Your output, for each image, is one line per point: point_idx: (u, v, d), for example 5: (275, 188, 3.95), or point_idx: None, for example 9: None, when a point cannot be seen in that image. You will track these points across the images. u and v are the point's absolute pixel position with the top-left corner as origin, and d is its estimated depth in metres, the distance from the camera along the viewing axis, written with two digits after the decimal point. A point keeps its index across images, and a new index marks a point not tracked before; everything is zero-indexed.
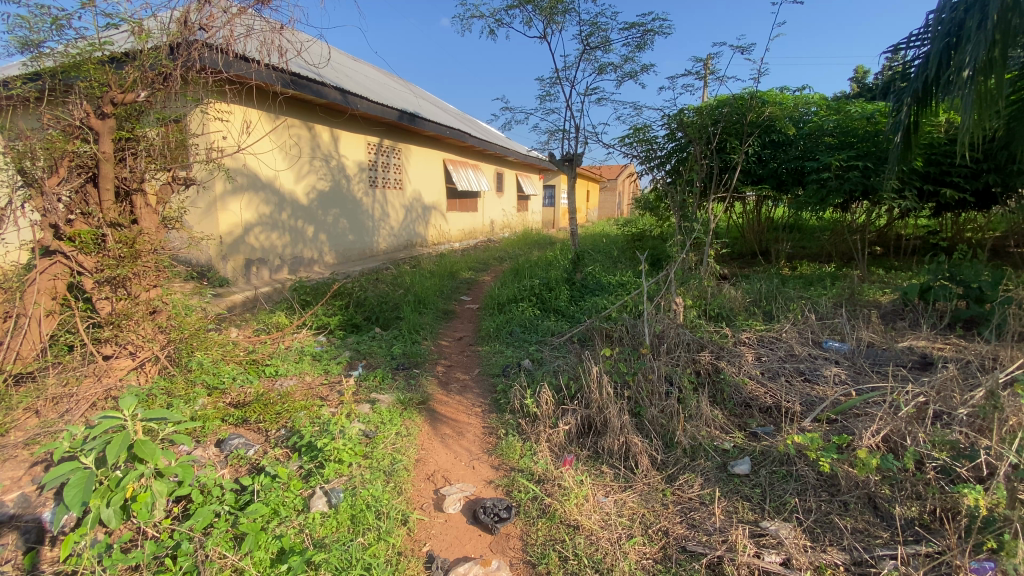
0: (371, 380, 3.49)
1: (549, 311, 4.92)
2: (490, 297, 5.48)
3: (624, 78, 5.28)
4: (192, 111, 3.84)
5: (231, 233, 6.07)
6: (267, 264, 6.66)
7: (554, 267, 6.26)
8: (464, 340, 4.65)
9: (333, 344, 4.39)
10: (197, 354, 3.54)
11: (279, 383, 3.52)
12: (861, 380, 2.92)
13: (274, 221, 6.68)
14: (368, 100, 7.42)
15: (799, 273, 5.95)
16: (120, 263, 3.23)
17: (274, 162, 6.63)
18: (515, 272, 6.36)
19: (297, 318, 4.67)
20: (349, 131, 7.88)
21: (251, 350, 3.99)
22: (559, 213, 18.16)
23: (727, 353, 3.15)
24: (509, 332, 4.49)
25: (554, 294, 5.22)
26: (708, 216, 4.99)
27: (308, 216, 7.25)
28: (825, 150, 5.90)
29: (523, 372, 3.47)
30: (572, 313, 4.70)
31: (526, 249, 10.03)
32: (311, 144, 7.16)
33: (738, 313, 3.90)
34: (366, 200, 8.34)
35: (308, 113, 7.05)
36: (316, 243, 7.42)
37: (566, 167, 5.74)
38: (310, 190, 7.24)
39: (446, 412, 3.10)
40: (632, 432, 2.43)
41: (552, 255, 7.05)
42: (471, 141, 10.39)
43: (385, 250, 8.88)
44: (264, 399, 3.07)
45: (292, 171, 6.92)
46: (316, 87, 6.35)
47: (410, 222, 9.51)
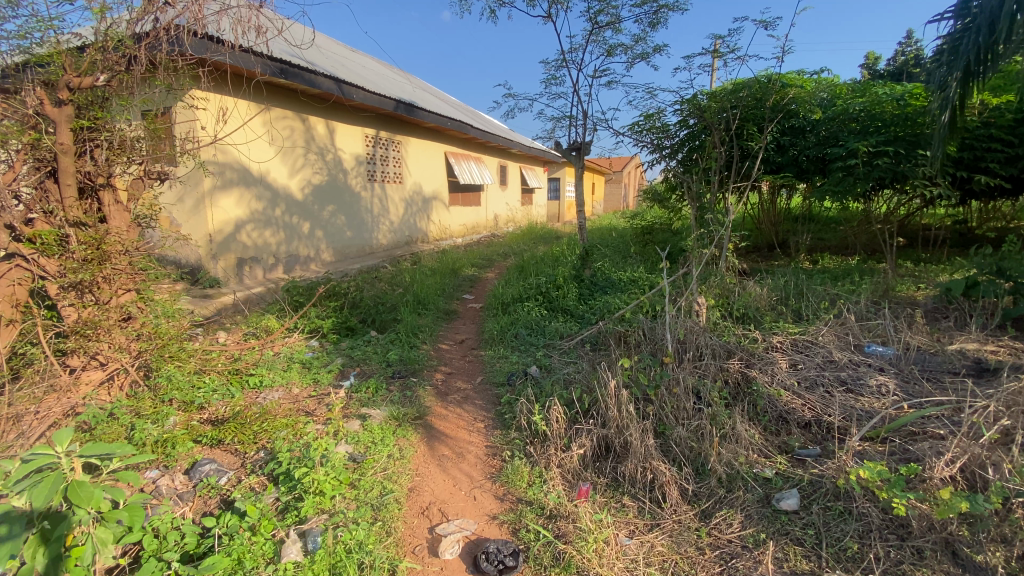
0: (364, 392, 3.18)
1: (557, 310, 4.59)
2: (493, 296, 5.17)
3: (636, 59, 4.88)
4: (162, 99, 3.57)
5: (221, 230, 5.81)
6: (261, 263, 6.37)
7: (562, 261, 5.91)
8: (466, 343, 4.32)
9: (325, 350, 4.09)
10: (167, 366, 3.22)
11: (264, 396, 3.23)
12: (912, 391, 2.60)
13: (266, 217, 6.38)
14: (365, 90, 7.12)
15: (823, 267, 5.60)
16: (84, 266, 2.93)
17: (265, 155, 6.32)
18: (520, 268, 6.02)
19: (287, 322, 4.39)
20: (346, 123, 7.55)
21: (235, 357, 3.70)
22: (565, 206, 17.70)
23: (758, 361, 2.84)
24: (514, 333, 4.17)
25: (562, 291, 4.89)
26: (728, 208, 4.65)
27: (303, 212, 6.94)
28: (850, 136, 5.52)
29: (530, 382, 3.15)
30: (583, 315, 4.38)
31: (531, 243, 9.70)
32: (305, 136, 6.85)
33: (766, 313, 3.56)
34: (364, 194, 7.99)
35: (302, 103, 6.75)
36: (312, 240, 7.09)
37: (573, 157, 5.38)
38: (305, 184, 6.92)
39: (444, 429, 2.79)
40: (658, 459, 2.11)
41: (559, 249, 6.71)
42: (473, 132, 10.06)
43: (385, 246, 8.54)
44: (243, 419, 2.76)
45: (285, 165, 6.61)
46: (307, 77, 6.15)
47: (411, 216, 9.18)
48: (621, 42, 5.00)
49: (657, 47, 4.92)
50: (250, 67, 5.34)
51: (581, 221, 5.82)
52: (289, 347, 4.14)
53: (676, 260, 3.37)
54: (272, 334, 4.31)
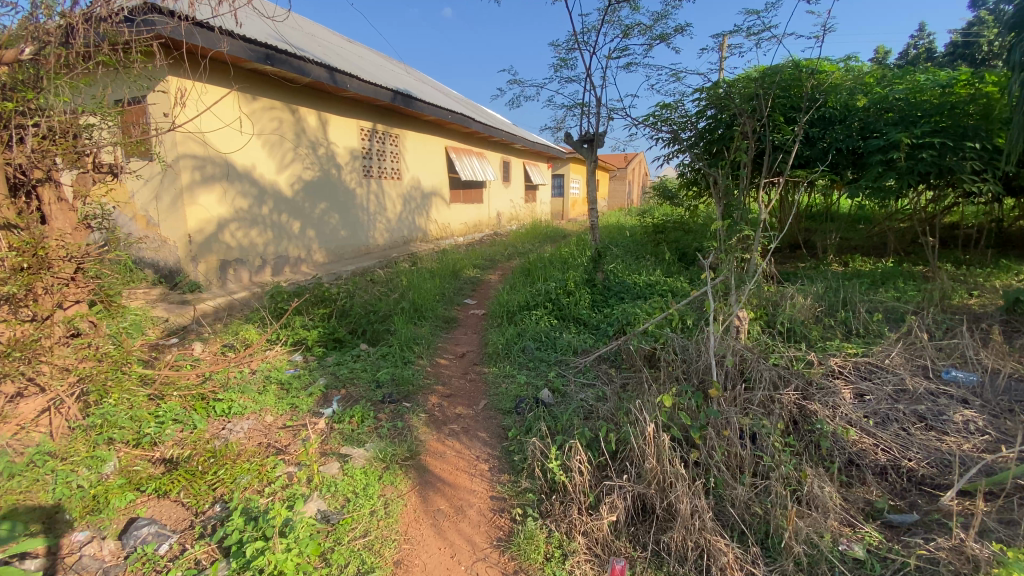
0: (348, 422, 2.71)
1: (568, 320, 4.12)
2: (497, 303, 4.70)
3: (657, 40, 4.40)
4: (107, 81, 3.15)
5: (202, 230, 5.36)
6: (246, 265, 5.89)
7: (572, 263, 5.44)
8: (467, 357, 3.85)
9: (309, 366, 3.63)
10: (109, 400, 2.71)
11: (231, 427, 2.78)
12: (1012, 435, 2.13)
13: (252, 215, 5.91)
14: (360, 79, 6.66)
15: (858, 270, 5.10)
16: (13, 275, 2.42)
17: (250, 147, 5.84)
18: (526, 271, 5.53)
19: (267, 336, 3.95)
20: (341, 114, 7.07)
21: (203, 378, 3.25)
22: (569, 204, 17.15)
23: (818, 391, 2.38)
24: (522, 347, 3.70)
25: (574, 298, 4.42)
26: (760, 206, 4.17)
27: (293, 210, 6.45)
28: (889, 126, 5.03)
29: (542, 412, 2.68)
30: (599, 326, 3.91)
31: (537, 243, 9.22)
32: (295, 128, 6.37)
33: (814, 328, 3.08)
34: (360, 190, 7.49)
35: (291, 93, 6.28)
36: (303, 240, 6.60)
37: (585, 149, 4.89)
38: (295, 179, 6.43)
39: (441, 472, 2.33)
40: (715, 532, 1.67)
41: (569, 250, 6.23)
42: (475, 125, 9.58)
43: (381, 246, 8.05)
44: (197, 465, 2.31)
45: (273, 158, 6.13)
46: (296, 63, 5.68)
47: (409, 214, 8.69)
48: (640, 21, 4.51)
49: (680, 27, 4.43)
50: (222, 46, 4.83)
51: (593, 221, 5.31)
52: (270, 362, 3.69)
53: (712, 268, 2.89)
54: (250, 349, 3.85)
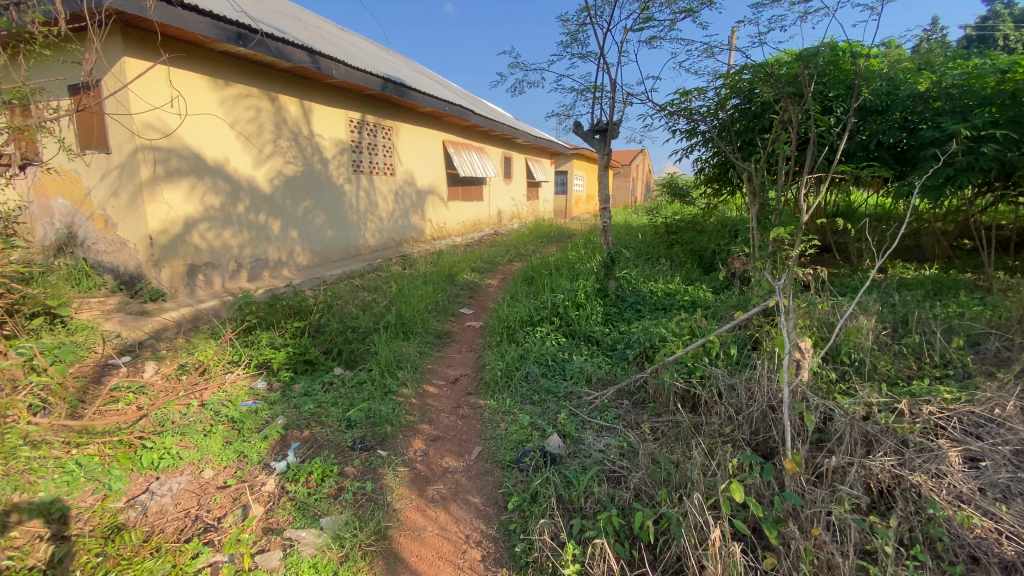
0: (304, 483, 2.14)
1: (579, 338, 3.54)
2: (496, 316, 4.11)
3: (682, 12, 3.78)
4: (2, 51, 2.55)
5: (165, 231, 4.75)
6: (219, 270, 5.27)
7: (580, 268, 4.85)
8: (461, 383, 3.26)
9: (272, 397, 3.04)
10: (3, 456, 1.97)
11: (161, 486, 2.21)
12: None
13: (226, 214, 5.29)
14: (347, 65, 6.06)
15: (906, 280, 4.52)
16: None
17: (222, 138, 5.22)
18: (529, 278, 4.94)
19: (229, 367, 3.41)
20: (326, 104, 6.48)
21: (138, 421, 2.69)
22: (572, 201, 16.49)
23: (919, 456, 1.82)
24: (525, 373, 3.11)
25: (584, 312, 3.82)
26: (802, 205, 3.57)
27: (273, 209, 5.82)
28: (942, 116, 4.43)
29: (552, 470, 2.11)
30: (616, 350, 3.31)
31: (540, 244, 8.61)
32: (275, 119, 5.77)
33: (887, 359, 2.50)
34: (348, 187, 6.88)
35: (270, 79, 5.69)
36: (285, 242, 5.98)
37: (597, 141, 4.28)
38: (275, 175, 5.81)
39: (418, 564, 1.76)
40: None
41: (576, 253, 5.63)
42: (474, 117, 8.99)
43: (372, 247, 7.45)
44: (74, 570, 1.67)
45: (249, 151, 5.51)
46: (273, 45, 5.11)
47: (403, 212, 8.09)
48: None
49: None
50: (180, 23, 4.25)
51: (606, 222, 4.52)
52: (215, 394, 3.10)
53: (779, 284, 2.33)
54: (208, 377, 3.30)
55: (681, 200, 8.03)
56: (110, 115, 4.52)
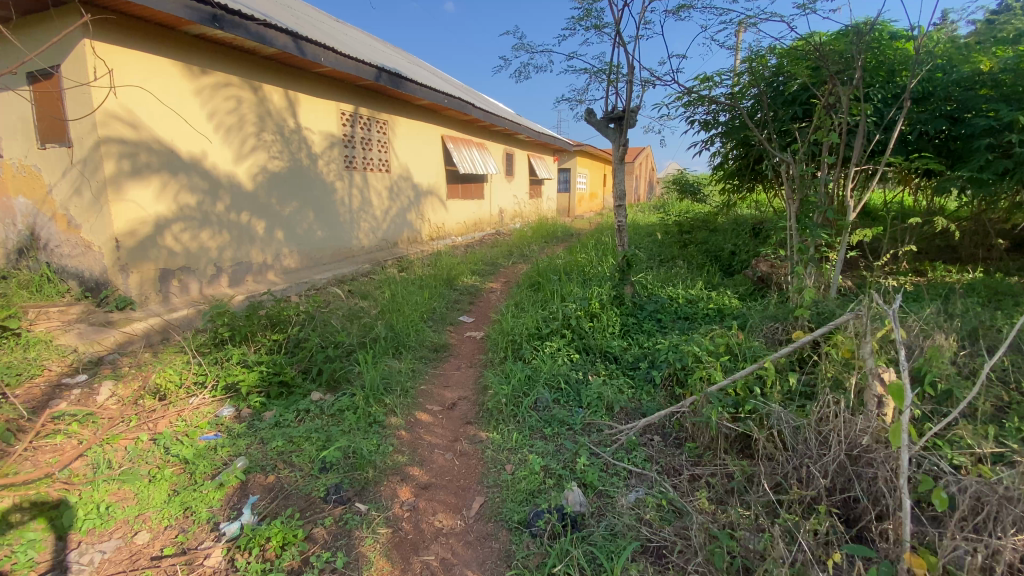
0: (259, 556, 1.70)
1: (595, 355, 3.08)
2: (498, 329, 3.65)
3: None
4: None
5: (134, 232, 4.28)
6: (196, 275, 4.80)
7: (592, 271, 4.39)
8: (459, 409, 2.81)
9: (237, 429, 2.60)
10: None
11: (82, 557, 1.76)
12: None
13: (203, 214, 4.82)
14: (336, 52, 5.60)
15: (954, 285, 4.06)
16: None
17: (198, 131, 4.76)
18: (535, 282, 4.47)
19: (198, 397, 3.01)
20: (315, 95, 6.02)
21: (73, 467, 2.25)
22: (576, 199, 16.02)
23: None
24: (533, 399, 2.65)
25: (600, 323, 3.34)
26: (849, 203, 3.13)
27: (257, 208, 5.35)
28: (997, 102, 3.96)
29: (573, 542, 1.67)
30: (639, 371, 2.85)
31: (544, 245, 8.16)
32: (257, 110, 5.30)
33: (978, 390, 2.04)
34: (339, 185, 6.43)
35: (252, 67, 5.22)
36: (270, 244, 5.51)
37: (612, 130, 3.83)
38: (258, 171, 5.35)
39: None
40: None
41: (586, 254, 5.16)
42: (475, 111, 8.52)
43: (366, 248, 6.99)
44: None
45: (229, 146, 5.04)
46: (254, 29, 4.64)
47: (399, 211, 7.64)
48: None
49: None
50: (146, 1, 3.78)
51: (622, 221, 3.98)
52: (170, 428, 2.67)
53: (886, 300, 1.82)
54: (174, 413, 2.90)
55: (695, 197, 7.55)
56: (72, 105, 4.06)
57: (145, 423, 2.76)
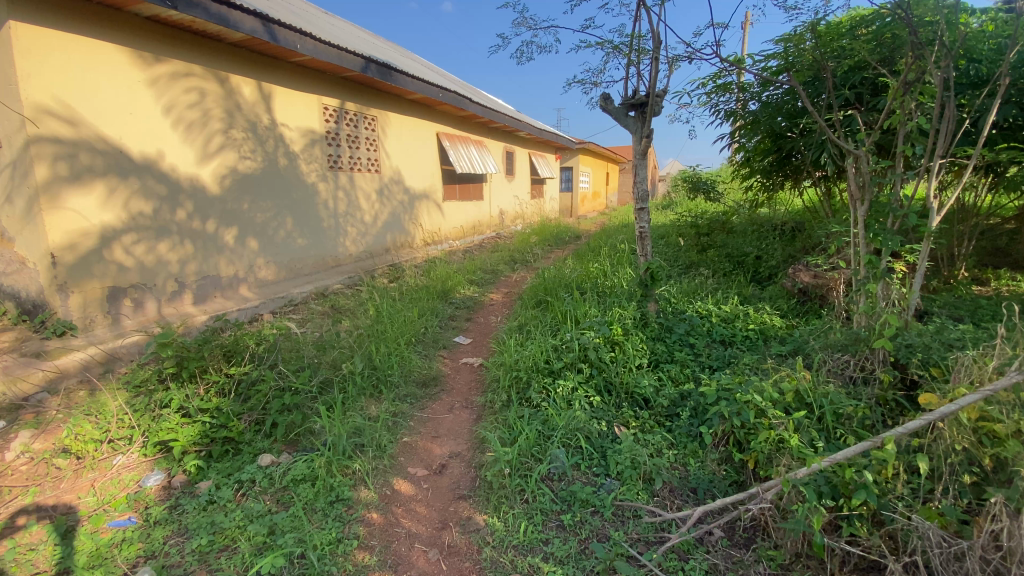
0: None
1: (619, 398, 2.48)
2: (499, 360, 3.04)
3: None
4: None
5: (74, 246, 3.66)
6: (153, 293, 4.18)
7: (607, 284, 3.78)
8: (448, 473, 2.20)
9: (157, 511, 1.99)
10: None
11: None
12: None
13: (160, 223, 4.20)
14: (315, 39, 4.98)
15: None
16: None
17: (152, 128, 4.13)
18: (542, 297, 3.85)
19: (118, 457, 2.43)
20: (293, 87, 5.41)
21: None
22: (579, 198, 15.40)
23: None
24: (547, 465, 2.05)
25: (623, 354, 2.72)
26: (930, 205, 2.56)
27: (227, 215, 4.74)
28: None
29: None
30: (679, 423, 2.25)
31: (549, 250, 7.54)
32: (224, 105, 4.69)
33: None
34: (322, 187, 5.81)
35: (218, 55, 4.60)
36: (243, 255, 4.90)
37: (632, 120, 3.21)
38: (227, 173, 4.73)
39: None
40: None
41: (597, 262, 4.53)
42: (472, 106, 7.91)
43: (354, 256, 6.38)
44: None
45: (191, 144, 4.43)
46: (216, 9, 4.02)
47: (391, 215, 7.03)
48: None
49: None
50: None
51: (645, 228, 3.37)
52: (71, 512, 2.05)
53: None
54: (87, 478, 2.28)
55: (709, 197, 6.94)
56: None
57: (43, 501, 2.12)
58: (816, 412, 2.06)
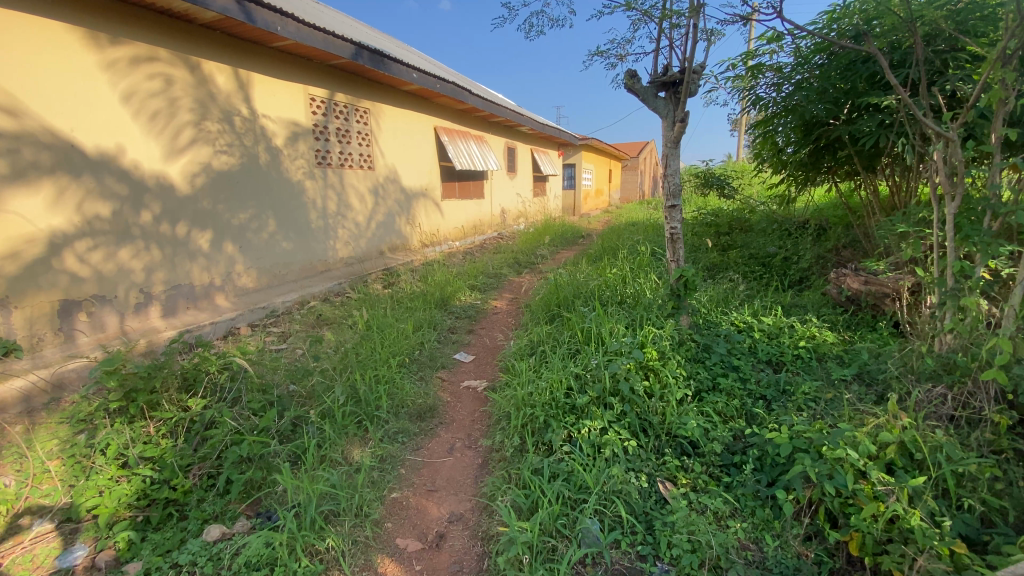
0: None
1: (661, 442, 2.00)
2: (508, 388, 2.55)
3: None
4: None
5: (16, 254, 3.16)
6: (113, 306, 3.68)
7: (629, 292, 3.29)
8: (448, 549, 1.71)
9: None
10: None
11: None
12: None
13: (121, 227, 3.71)
14: (298, 21, 4.48)
15: None
16: None
17: (110, 119, 3.64)
18: (556, 308, 3.36)
19: (35, 522, 1.92)
20: (275, 76, 4.92)
21: None
22: (581, 196, 14.85)
23: None
24: (580, 544, 1.58)
25: (660, 383, 2.24)
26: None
27: (202, 218, 4.27)
28: None
29: None
30: (742, 480, 1.78)
31: (554, 252, 7.05)
32: (195, 95, 4.20)
33: None
34: (309, 185, 5.33)
35: (188, 38, 4.10)
36: (219, 261, 4.42)
37: (663, 101, 2.73)
38: (199, 170, 4.24)
39: None
40: None
41: (615, 266, 4.02)
42: (472, 98, 7.41)
43: (345, 260, 5.90)
44: None
45: (157, 138, 3.93)
46: None
47: (385, 215, 6.54)
48: None
49: None
50: None
51: (676, 229, 2.89)
52: None
53: None
54: None
55: (723, 192, 6.44)
56: None
57: None
58: (934, 474, 1.57)
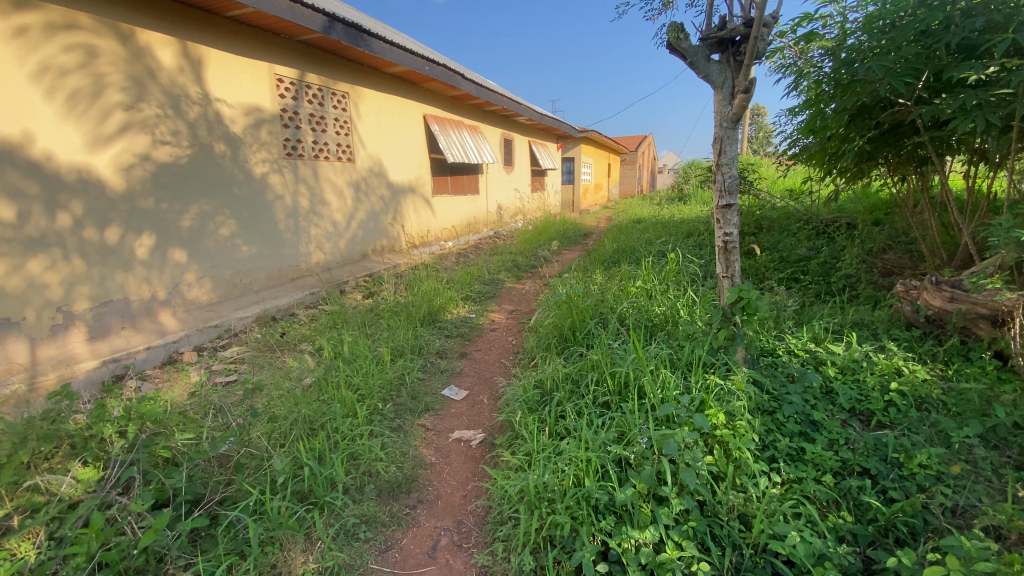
0: None
1: (746, 561, 1.37)
2: (514, 456, 1.88)
3: None
4: None
5: None
6: (20, 330, 2.96)
7: (662, 313, 2.62)
8: None
9: None
10: None
11: None
12: None
13: (29, 233, 2.99)
14: None
15: None
16: None
17: (11, 97, 2.91)
18: (569, 332, 2.69)
19: None
20: (232, 52, 4.19)
21: None
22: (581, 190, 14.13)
23: None
24: None
25: (731, 463, 1.60)
26: None
27: (142, 220, 3.56)
28: None
29: None
30: None
31: (557, 253, 6.38)
32: (129, 72, 3.48)
33: None
34: (276, 181, 4.63)
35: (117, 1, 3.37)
36: (166, 272, 3.73)
37: (721, 66, 2.10)
38: (136, 162, 3.52)
39: None
40: None
41: (638, 276, 3.35)
42: (465, 84, 6.70)
43: (322, 266, 5.21)
44: None
45: (78, 123, 3.21)
46: None
47: (369, 215, 5.85)
48: None
49: None
50: None
51: (731, 237, 2.24)
52: None
53: None
54: None
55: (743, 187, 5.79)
56: None
57: None
58: None
